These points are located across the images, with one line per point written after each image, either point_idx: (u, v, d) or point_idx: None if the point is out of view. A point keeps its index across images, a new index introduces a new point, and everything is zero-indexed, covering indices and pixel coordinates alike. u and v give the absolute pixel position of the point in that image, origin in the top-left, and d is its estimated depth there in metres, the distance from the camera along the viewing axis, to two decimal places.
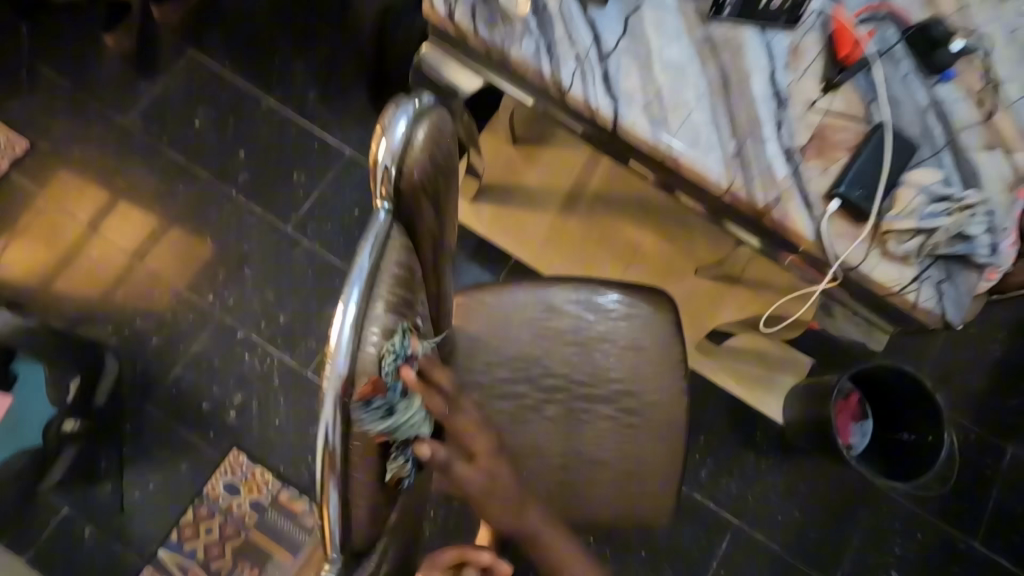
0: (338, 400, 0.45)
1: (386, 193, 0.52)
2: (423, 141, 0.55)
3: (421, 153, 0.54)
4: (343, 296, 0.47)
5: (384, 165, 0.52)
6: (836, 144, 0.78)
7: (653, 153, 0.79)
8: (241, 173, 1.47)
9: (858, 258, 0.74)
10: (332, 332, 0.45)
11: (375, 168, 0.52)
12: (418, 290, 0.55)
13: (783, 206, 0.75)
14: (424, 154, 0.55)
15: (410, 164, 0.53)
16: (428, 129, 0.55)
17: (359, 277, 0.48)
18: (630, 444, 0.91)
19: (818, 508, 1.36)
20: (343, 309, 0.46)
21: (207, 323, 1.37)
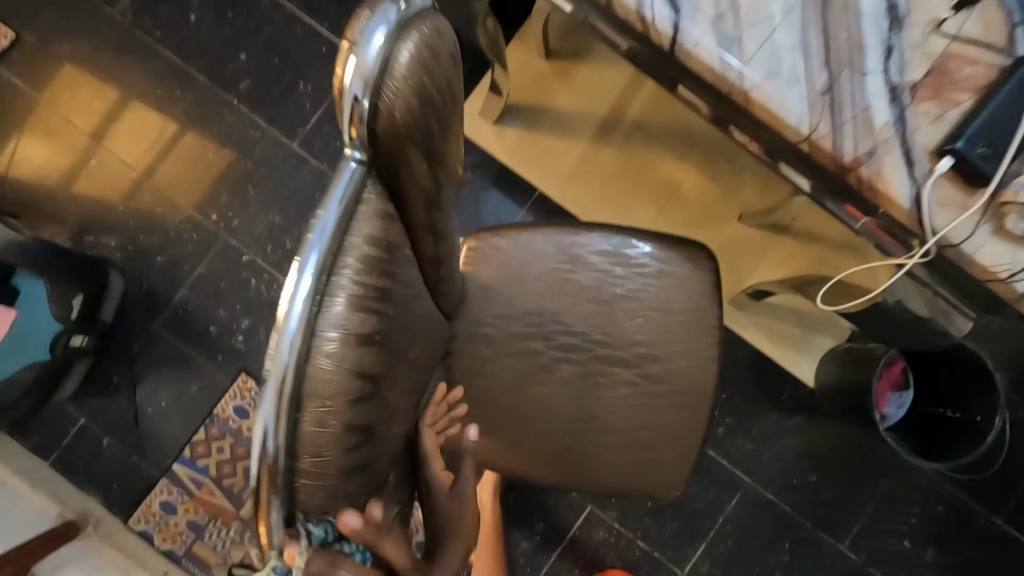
0: (282, 393, 0.37)
1: (356, 134, 0.41)
2: (408, 65, 0.42)
3: (408, 85, 0.42)
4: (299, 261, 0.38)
5: (353, 95, 0.40)
6: (958, 83, 0.61)
7: (719, 83, 0.63)
8: (243, 79, 1.33)
9: (964, 234, 0.60)
10: (281, 305, 0.37)
11: (342, 99, 0.41)
12: (404, 266, 0.44)
13: (875, 164, 0.61)
14: (411, 83, 0.42)
15: (389, 97, 0.41)
16: (421, 51, 0.43)
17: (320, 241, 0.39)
18: (647, 412, 0.84)
19: (840, 475, 1.30)
20: (296, 279, 0.37)
21: (212, 244, 1.31)
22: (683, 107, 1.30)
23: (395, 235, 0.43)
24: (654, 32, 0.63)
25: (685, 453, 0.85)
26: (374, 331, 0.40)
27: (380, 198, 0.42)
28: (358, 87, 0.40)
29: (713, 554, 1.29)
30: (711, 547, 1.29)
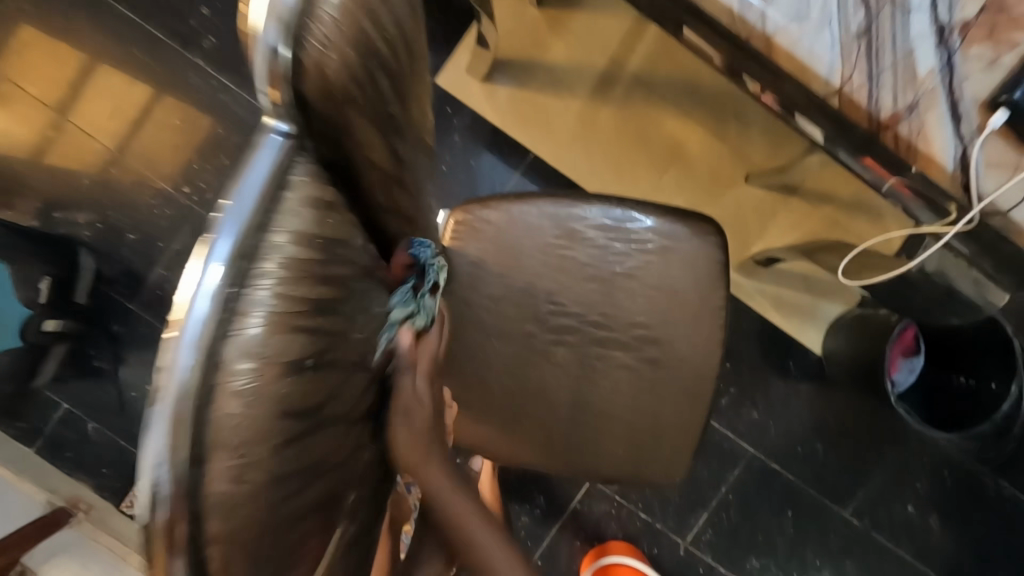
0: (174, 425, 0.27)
1: (277, 96, 0.33)
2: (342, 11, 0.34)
3: (341, 33, 0.34)
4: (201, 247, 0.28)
5: (271, 45, 0.32)
6: (1013, 22, 0.56)
7: (739, 30, 0.56)
8: (210, 38, 1.22)
9: (1015, 197, 0.55)
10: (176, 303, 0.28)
11: (255, 49, 0.32)
12: (346, 267, 0.36)
13: (915, 120, 0.55)
14: (346, 34, 0.34)
15: (319, 49, 0.33)
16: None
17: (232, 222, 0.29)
18: (649, 395, 0.80)
19: (844, 444, 1.27)
20: (197, 270, 0.28)
21: (186, 220, 1.23)
22: (687, 60, 1.20)
23: (333, 229, 0.34)
24: None
25: (689, 436, 0.81)
26: (309, 352, 0.32)
27: (313, 182, 0.33)
28: (273, 33, 0.32)
29: (715, 524, 1.27)
30: (714, 518, 1.27)
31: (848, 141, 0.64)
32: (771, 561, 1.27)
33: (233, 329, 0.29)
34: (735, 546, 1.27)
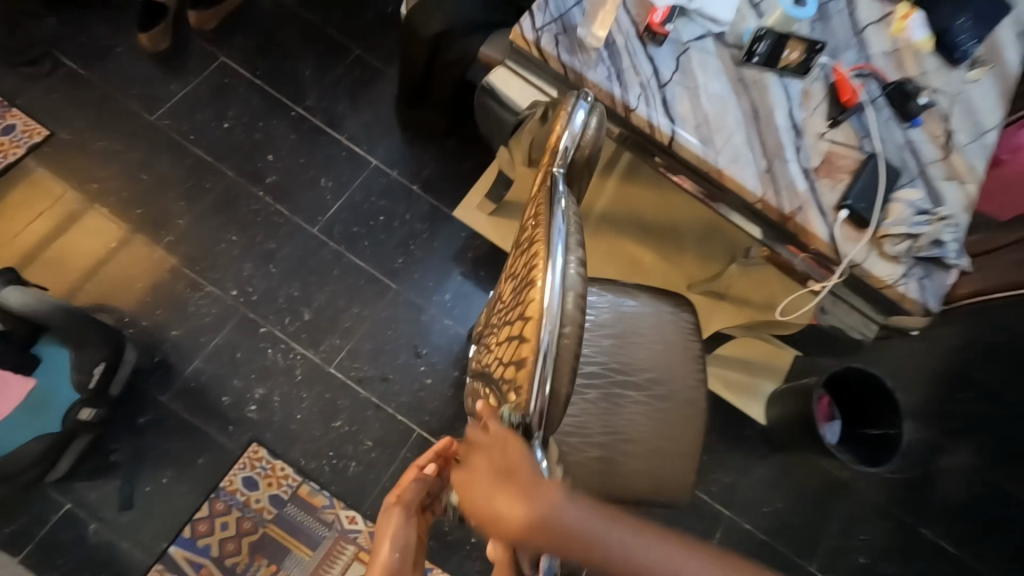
0: (553, 338, 0.46)
1: (562, 161, 0.54)
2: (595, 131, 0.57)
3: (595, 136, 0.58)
4: (549, 247, 0.48)
5: (565, 144, 0.55)
6: (840, 167, 0.90)
7: (699, 165, 0.89)
8: (268, 177, 1.50)
9: (861, 257, 0.86)
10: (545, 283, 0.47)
11: (555, 145, 0.55)
12: None
13: (803, 216, 0.87)
14: (594, 140, 0.58)
15: (585, 147, 0.57)
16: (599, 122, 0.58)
17: (559, 234, 0.49)
18: (660, 426, 1.03)
19: (797, 500, 1.51)
20: (553, 261, 0.48)
21: (229, 319, 1.38)
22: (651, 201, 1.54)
23: None
24: (658, 132, 0.89)
25: (691, 460, 1.04)
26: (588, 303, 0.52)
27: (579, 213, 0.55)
28: (568, 138, 0.55)
29: None
30: None
31: (748, 219, 0.94)
32: None
33: (570, 287, 0.48)
34: None
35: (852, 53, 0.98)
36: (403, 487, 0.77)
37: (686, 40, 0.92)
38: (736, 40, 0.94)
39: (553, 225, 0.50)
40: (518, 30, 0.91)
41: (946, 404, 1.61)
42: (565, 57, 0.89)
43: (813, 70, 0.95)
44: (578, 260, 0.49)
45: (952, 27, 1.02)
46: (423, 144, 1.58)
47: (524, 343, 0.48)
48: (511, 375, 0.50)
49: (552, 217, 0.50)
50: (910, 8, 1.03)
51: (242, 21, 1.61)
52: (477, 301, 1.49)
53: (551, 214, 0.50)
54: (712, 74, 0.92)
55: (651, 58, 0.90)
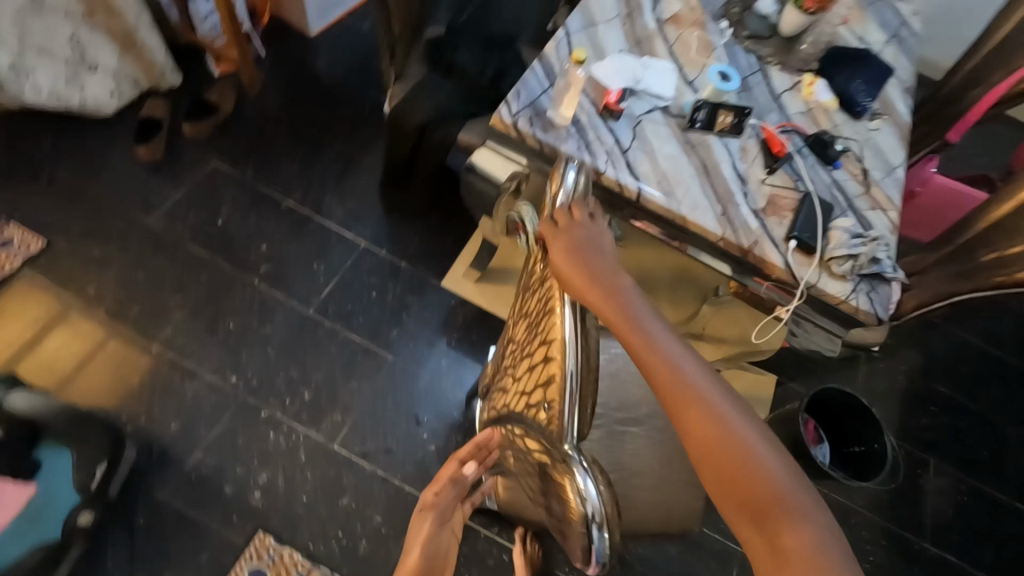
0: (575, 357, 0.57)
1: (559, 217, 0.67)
2: (585, 190, 0.70)
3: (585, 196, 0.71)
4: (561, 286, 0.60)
5: (560, 203, 0.67)
6: (783, 205, 1.05)
7: (666, 214, 1.02)
8: (262, 265, 1.58)
9: (814, 279, 0.99)
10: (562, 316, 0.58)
11: (551, 206, 0.68)
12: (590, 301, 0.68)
13: (760, 249, 1.00)
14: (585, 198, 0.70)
15: (578, 204, 0.69)
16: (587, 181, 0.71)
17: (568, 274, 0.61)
18: (665, 458, 1.08)
19: None
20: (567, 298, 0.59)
21: (228, 405, 1.39)
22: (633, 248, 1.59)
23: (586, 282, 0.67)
24: (626, 189, 1.03)
25: (697, 488, 1.09)
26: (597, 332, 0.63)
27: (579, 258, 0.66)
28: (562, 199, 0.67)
29: None
30: None
31: (714, 257, 1.07)
32: None
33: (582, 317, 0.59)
34: None
35: (774, 114, 1.17)
36: (438, 491, 0.82)
37: (638, 114, 1.09)
38: (679, 110, 1.12)
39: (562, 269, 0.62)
40: (497, 115, 1.05)
41: (919, 417, 1.72)
42: (540, 134, 1.04)
43: (746, 129, 1.13)
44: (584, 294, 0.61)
45: (850, 89, 1.24)
46: (408, 223, 1.70)
47: (553, 361, 0.58)
48: (543, 393, 0.59)
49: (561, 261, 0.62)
50: (813, 77, 1.25)
51: (232, 128, 1.76)
52: (473, 364, 1.55)
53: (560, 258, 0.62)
54: (664, 139, 1.08)
55: (612, 130, 1.06)
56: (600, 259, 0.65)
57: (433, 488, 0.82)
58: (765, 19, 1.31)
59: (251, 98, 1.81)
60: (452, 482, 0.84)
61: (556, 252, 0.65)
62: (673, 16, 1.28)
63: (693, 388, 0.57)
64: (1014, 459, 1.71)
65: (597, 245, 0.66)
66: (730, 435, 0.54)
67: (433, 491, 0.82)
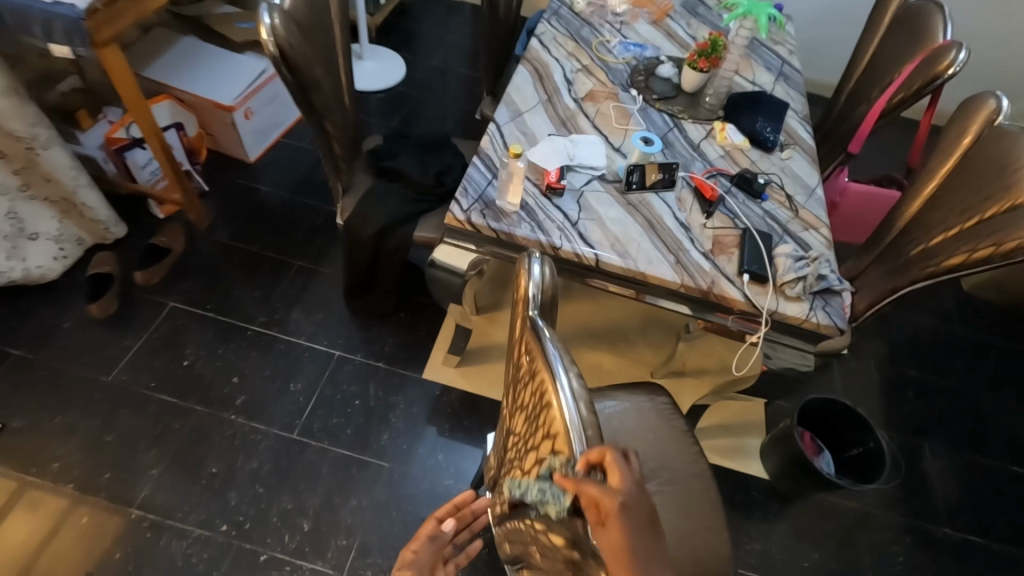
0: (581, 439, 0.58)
1: (534, 307, 0.70)
2: (551, 277, 0.74)
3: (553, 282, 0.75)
4: (553, 371, 0.62)
5: (532, 293, 0.71)
6: (728, 243, 1.13)
7: (626, 273, 1.08)
8: (237, 398, 1.53)
9: (774, 305, 1.06)
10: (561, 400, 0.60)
11: (524, 297, 0.72)
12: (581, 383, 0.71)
13: (719, 288, 1.07)
14: (554, 283, 0.75)
15: (548, 290, 0.73)
16: (550, 267, 0.75)
17: (556, 360, 0.64)
18: (681, 510, 1.09)
19: (829, 544, 1.53)
20: (561, 382, 0.61)
21: (224, 558, 1.30)
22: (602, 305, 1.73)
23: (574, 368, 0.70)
24: (585, 258, 1.08)
25: (720, 533, 1.09)
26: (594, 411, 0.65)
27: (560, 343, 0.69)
28: (533, 291, 0.71)
29: None
30: None
31: (680, 303, 1.12)
32: None
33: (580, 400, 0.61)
34: None
35: (698, 163, 1.29)
36: (414, 552, 1.09)
37: (579, 187, 1.18)
38: (614, 175, 1.21)
39: (548, 359, 0.64)
40: (451, 214, 1.11)
41: (901, 405, 1.80)
42: (494, 224, 1.10)
43: (677, 182, 1.22)
44: (575, 377, 0.63)
45: (757, 128, 1.38)
46: (379, 323, 1.72)
47: (559, 451, 0.60)
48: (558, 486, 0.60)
49: (546, 348, 0.65)
50: (722, 123, 1.39)
51: (186, 265, 1.75)
52: (471, 451, 1.53)
53: (545, 346, 0.65)
54: (608, 205, 1.16)
55: (559, 206, 1.13)
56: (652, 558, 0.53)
57: (410, 549, 1.09)
58: (669, 81, 1.47)
59: (200, 234, 1.83)
60: (427, 541, 1.11)
61: (611, 531, 0.53)
62: (588, 93, 1.41)
63: None
64: (995, 424, 1.80)
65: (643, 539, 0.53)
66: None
67: (414, 548, 1.11)
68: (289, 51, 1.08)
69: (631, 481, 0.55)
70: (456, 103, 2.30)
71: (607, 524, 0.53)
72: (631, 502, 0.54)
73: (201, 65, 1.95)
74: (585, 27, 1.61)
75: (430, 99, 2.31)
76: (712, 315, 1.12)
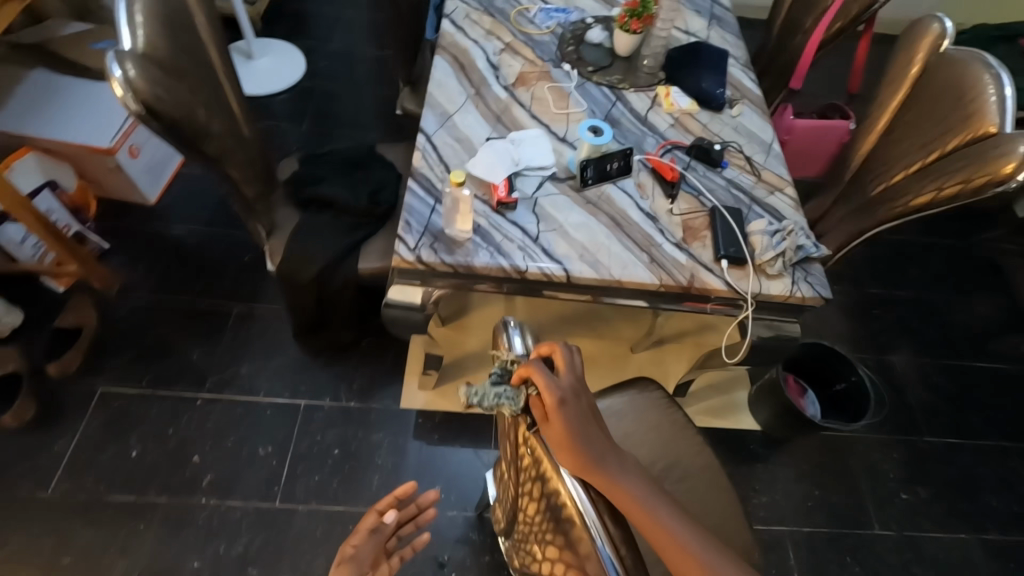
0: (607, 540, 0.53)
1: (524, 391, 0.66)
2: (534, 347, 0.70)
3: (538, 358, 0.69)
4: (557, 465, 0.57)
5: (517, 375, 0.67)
6: (698, 227, 1.06)
7: (601, 283, 1.00)
8: (204, 478, 1.39)
9: (756, 287, 1.01)
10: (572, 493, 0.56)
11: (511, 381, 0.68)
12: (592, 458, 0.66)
13: (699, 280, 1.00)
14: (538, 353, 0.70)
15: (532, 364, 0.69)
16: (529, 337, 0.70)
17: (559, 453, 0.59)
18: (700, 507, 1.07)
19: (826, 478, 1.59)
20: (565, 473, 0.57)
21: None
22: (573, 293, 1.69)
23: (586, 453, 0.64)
24: (555, 276, 0.98)
25: (740, 519, 1.08)
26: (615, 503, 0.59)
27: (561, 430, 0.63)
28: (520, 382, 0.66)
29: None
30: None
31: (660, 300, 1.05)
32: None
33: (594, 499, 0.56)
34: None
35: (651, 139, 1.19)
36: (356, 542, 0.87)
37: (533, 194, 1.06)
38: (567, 172, 1.10)
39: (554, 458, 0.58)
40: (398, 256, 0.97)
41: (868, 326, 1.86)
42: (448, 257, 0.98)
43: (634, 166, 1.13)
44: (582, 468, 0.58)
45: (703, 86, 1.28)
46: (342, 359, 1.59)
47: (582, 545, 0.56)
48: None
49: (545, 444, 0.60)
50: (666, 87, 1.29)
51: (105, 341, 1.54)
52: (469, 472, 1.47)
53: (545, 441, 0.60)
54: (566, 209, 1.06)
55: (515, 222, 1.02)
56: (595, 440, 0.60)
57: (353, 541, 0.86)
58: (600, 46, 1.35)
59: (113, 301, 1.61)
60: (367, 542, 0.88)
61: (553, 424, 0.59)
62: (518, 76, 1.27)
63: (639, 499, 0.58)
64: (951, 326, 1.89)
65: (580, 421, 0.60)
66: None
67: (351, 545, 0.87)
68: (158, 103, 0.90)
69: (571, 378, 0.64)
70: (371, 92, 2.08)
71: (550, 419, 0.60)
72: (564, 386, 0.62)
73: (57, 103, 1.64)
74: None
75: (342, 92, 2.08)
76: (696, 306, 1.06)
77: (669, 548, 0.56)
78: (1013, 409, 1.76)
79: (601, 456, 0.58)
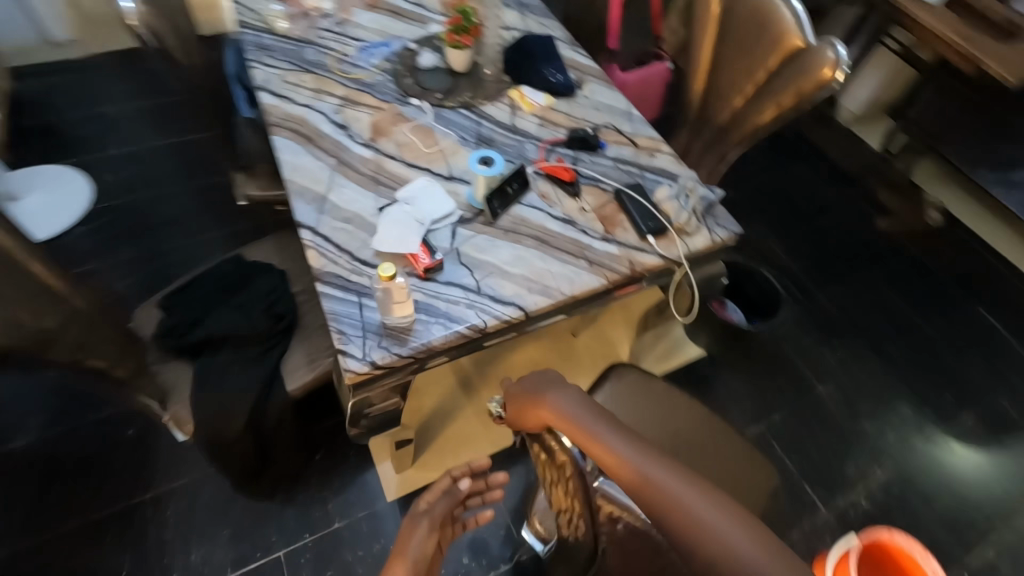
0: None
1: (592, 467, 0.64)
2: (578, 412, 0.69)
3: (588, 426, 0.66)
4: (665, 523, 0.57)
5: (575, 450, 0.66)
6: (612, 214, 1.09)
7: (558, 304, 0.98)
8: None
9: (685, 248, 1.06)
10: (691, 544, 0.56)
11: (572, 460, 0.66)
12: None
13: (638, 263, 1.04)
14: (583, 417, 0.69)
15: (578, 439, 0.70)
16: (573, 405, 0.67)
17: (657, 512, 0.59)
18: (715, 457, 1.15)
19: (768, 366, 1.81)
20: None
21: None
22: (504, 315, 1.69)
23: None
24: (516, 319, 0.95)
25: (748, 449, 1.18)
26: None
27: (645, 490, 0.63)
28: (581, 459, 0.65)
29: (811, 478, 1.63)
30: (805, 480, 1.62)
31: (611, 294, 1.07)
32: (847, 457, 1.67)
33: None
34: (829, 474, 1.64)
35: (530, 145, 1.19)
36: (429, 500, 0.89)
37: (453, 246, 1.01)
38: (473, 211, 1.06)
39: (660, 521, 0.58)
40: (350, 371, 0.87)
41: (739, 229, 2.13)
42: (403, 347, 0.89)
43: (529, 178, 1.12)
44: None
45: (550, 77, 1.30)
46: (304, 484, 1.42)
47: None
48: None
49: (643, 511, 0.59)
50: (517, 89, 1.29)
51: None
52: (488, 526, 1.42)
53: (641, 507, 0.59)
54: (491, 246, 1.02)
55: (451, 282, 0.97)
56: (541, 388, 0.75)
57: (424, 499, 0.89)
58: (437, 69, 1.29)
59: None
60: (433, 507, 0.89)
61: (516, 404, 0.79)
62: (372, 127, 1.17)
63: (573, 415, 0.67)
64: (794, 201, 2.24)
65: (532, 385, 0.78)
66: (669, 499, 0.56)
67: (424, 504, 0.90)
68: None
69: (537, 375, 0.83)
70: (193, 188, 1.81)
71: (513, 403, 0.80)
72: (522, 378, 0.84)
73: None
74: (306, 48, 1.31)
75: (156, 200, 1.78)
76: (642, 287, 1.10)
77: (604, 456, 0.62)
78: (861, 246, 2.14)
79: (544, 397, 0.73)
